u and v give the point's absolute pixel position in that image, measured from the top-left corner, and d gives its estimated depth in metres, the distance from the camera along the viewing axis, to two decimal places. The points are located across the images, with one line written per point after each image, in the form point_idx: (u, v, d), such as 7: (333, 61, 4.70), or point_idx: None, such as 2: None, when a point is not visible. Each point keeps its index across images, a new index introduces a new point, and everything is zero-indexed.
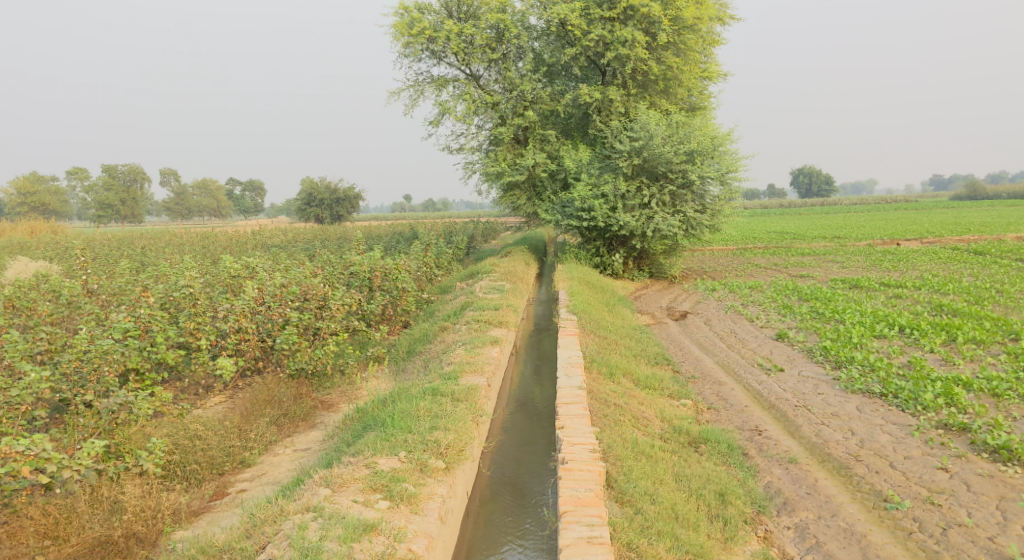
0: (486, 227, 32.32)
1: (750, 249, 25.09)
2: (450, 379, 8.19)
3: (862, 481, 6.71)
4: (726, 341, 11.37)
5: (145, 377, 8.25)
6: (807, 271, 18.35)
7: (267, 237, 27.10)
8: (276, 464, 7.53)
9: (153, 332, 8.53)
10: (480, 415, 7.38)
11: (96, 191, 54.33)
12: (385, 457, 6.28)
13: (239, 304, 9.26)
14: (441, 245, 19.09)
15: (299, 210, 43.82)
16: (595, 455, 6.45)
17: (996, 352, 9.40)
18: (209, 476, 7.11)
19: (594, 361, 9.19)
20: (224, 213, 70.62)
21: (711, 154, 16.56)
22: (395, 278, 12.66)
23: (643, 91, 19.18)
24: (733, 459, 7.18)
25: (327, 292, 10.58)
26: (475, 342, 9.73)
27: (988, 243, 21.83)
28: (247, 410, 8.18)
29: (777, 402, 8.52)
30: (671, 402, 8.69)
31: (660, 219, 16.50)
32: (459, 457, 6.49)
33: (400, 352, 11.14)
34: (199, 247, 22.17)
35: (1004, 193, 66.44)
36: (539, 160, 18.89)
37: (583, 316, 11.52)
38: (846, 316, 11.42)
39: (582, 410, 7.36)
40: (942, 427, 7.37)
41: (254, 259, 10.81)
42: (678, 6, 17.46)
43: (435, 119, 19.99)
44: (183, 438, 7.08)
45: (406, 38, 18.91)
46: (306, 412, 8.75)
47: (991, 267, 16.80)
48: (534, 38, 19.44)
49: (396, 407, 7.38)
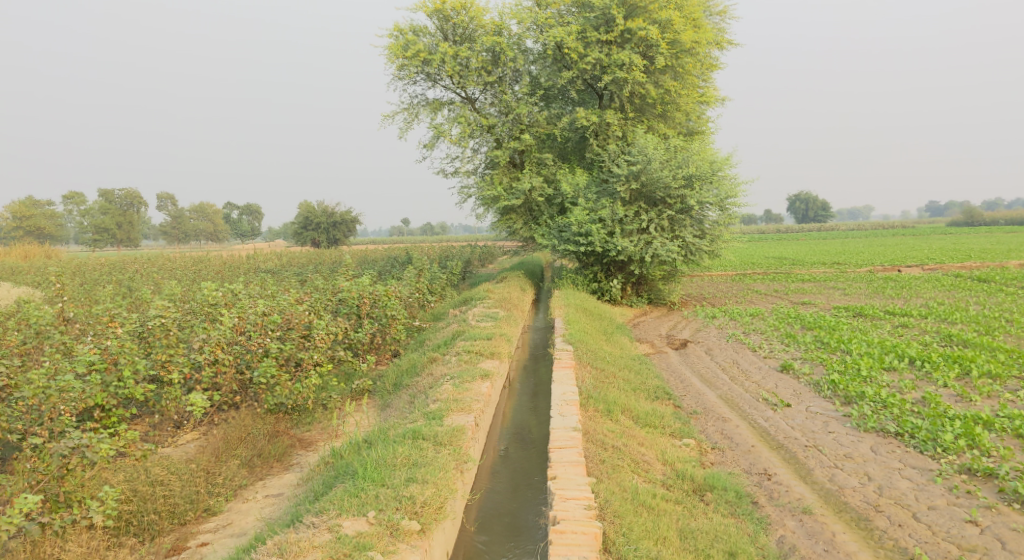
0: (483, 252, 32.00)
1: (750, 275, 24.60)
2: (434, 420, 7.66)
3: (884, 536, 6.15)
4: (729, 373, 10.83)
5: (110, 414, 7.79)
6: (809, 298, 17.85)
7: (262, 261, 26.55)
8: (243, 513, 7.17)
9: (120, 366, 7.93)
10: (464, 462, 6.85)
11: (92, 214, 53.75)
12: (351, 519, 5.75)
13: (215, 334, 8.71)
14: (435, 270, 18.62)
15: (296, 234, 43.45)
16: (591, 513, 5.90)
17: (1014, 388, 8.85)
18: (169, 526, 6.77)
19: (591, 397, 8.64)
20: (221, 237, 70.34)
21: (710, 179, 16.14)
22: (385, 305, 12.13)
23: (641, 116, 18.84)
24: (741, 510, 6.63)
25: (311, 320, 10.03)
26: (464, 376, 9.17)
27: (992, 270, 21.38)
28: (216, 451, 7.77)
29: (786, 441, 7.98)
30: (672, 441, 8.15)
31: (659, 244, 16.09)
32: (437, 516, 5.94)
33: (387, 384, 10.57)
34: (191, 272, 21.65)
35: (1003, 219, 66.38)
36: (536, 184, 18.44)
37: (579, 346, 10.99)
38: (853, 347, 10.90)
39: (577, 456, 6.82)
40: (965, 472, 6.82)
41: (235, 286, 10.25)
42: (676, 29, 17.25)
43: (431, 142, 19.62)
44: (142, 484, 6.66)
45: (401, 60, 18.62)
46: (281, 452, 8.30)
47: (997, 295, 16.34)
48: (531, 62, 19.19)
49: (373, 453, 6.82)
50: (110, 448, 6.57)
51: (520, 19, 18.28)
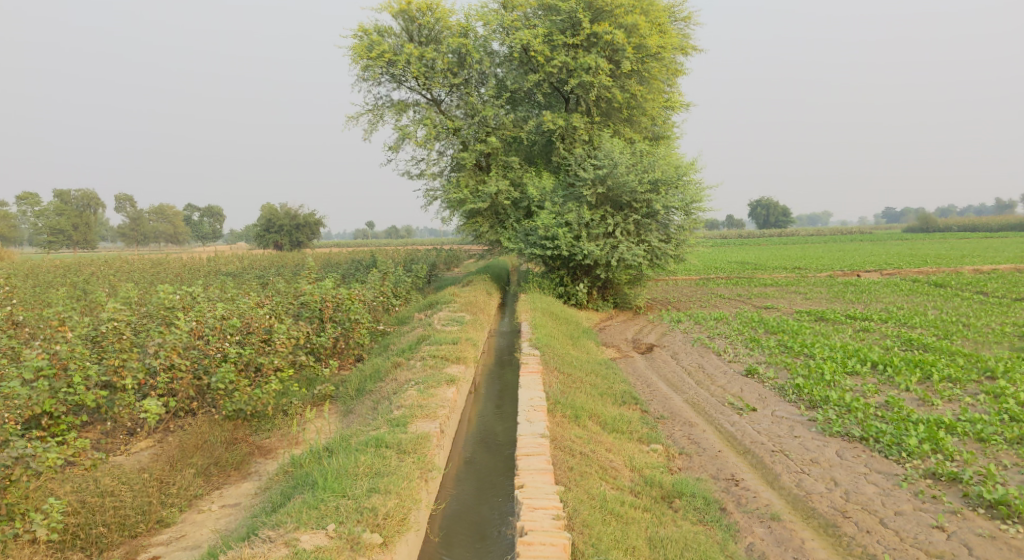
0: (448, 255, 31.77)
1: (714, 279, 24.79)
2: (397, 427, 7.43)
3: (853, 543, 6.15)
4: (695, 377, 10.82)
5: (58, 421, 7.41)
6: (772, 302, 18.01)
7: (223, 264, 25.91)
8: (198, 524, 6.87)
9: (71, 372, 7.57)
10: (429, 471, 6.65)
11: (45, 216, 51.91)
12: (309, 533, 5.51)
13: (171, 338, 8.36)
14: (400, 273, 18.33)
15: (259, 237, 42.53)
16: (559, 523, 5.75)
17: (974, 392, 8.97)
18: (118, 539, 6.44)
19: (558, 403, 8.49)
20: (181, 239, 68.66)
21: (675, 184, 16.19)
22: (348, 309, 11.83)
23: (607, 120, 18.85)
24: (709, 517, 6.57)
25: (272, 324, 9.71)
26: (429, 381, 8.95)
27: (948, 276, 21.92)
28: (171, 460, 7.44)
29: (753, 446, 7.94)
30: (640, 446, 8.06)
31: (625, 248, 16.09)
32: (400, 528, 5.75)
33: (350, 390, 10.29)
34: (149, 274, 20.98)
35: (955, 226, 68.46)
36: (502, 187, 18.31)
37: (546, 351, 10.84)
38: (816, 351, 10.98)
39: (544, 463, 6.67)
40: (930, 477, 6.85)
41: (192, 289, 9.86)
42: (642, 34, 17.29)
43: (396, 144, 19.34)
44: (90, 496, 6.43)
45: (366, 60, 18.29)
46: (239, 460, 7.98)
47: (953, 300, 16.67)
48: (497, 64, 19.04)
49: (334, 462, 6.58)
50: (57, 457, 6.38)
51: (486, 21, 18.13)
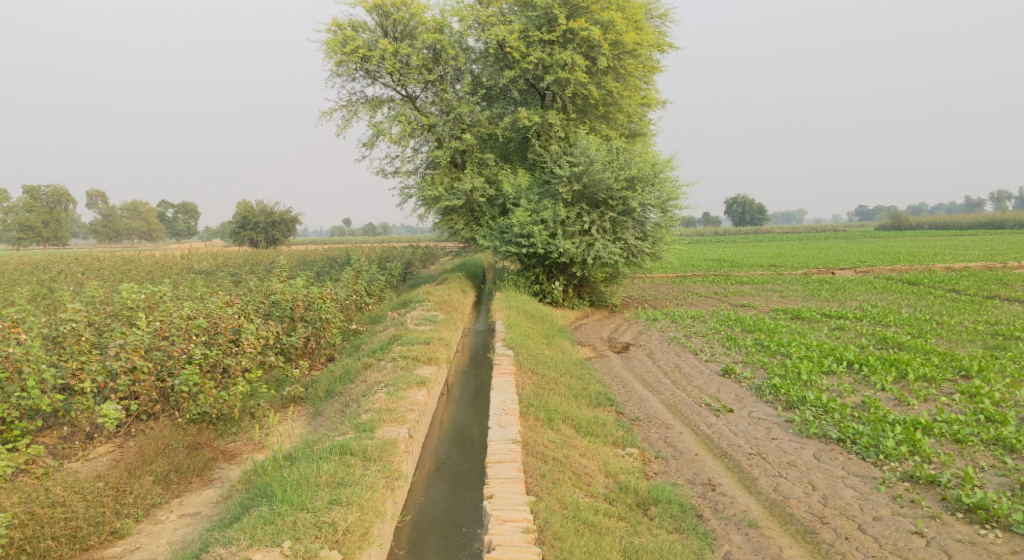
0: (425, 254, 31.42)
1: (691, 277, 24.73)
2: (364, 433, 7.14)
3: (830, 550, 6.01)
4: (671, 377, 10.65)
5: (11, 428, 7.01)
6: (748, 300, 17.94)
7: (196, 262, 25.24)
8: (155, 535, 6.54)
9: (24, 375, 7.15)
10: (396, 479, 6.37)
11: (13, 212, 50.30)
12: (264, 550, 5.22)
13: (132, 338, 7.94)
14: (373, 271, 17.95)
15: (233, 234, 41.66)
16: (529, 537, 5.53)
17: (950, 392, 8.90)
18: (68, 552, 6.09)
19: (531, 406, 8.26)
20: (154, 237, 67.31)
21: (652, 181, 16.04)
22: (319, 308, 11.46)
23: (583, 117, 18.66)
24: (686, 525, 6.39)
25: (239, 324, 9.34)
26: (399, 384, 8.66)
27: (920, 274, 22.08)
28: (129, 467, 7.07)
29: (730, 449, 7.78)
30: (615, 450, 7.85)
31: (601, 246, 15.92)
32: (362, 543, 5.50)
33: (319, 391, 9.94)
34: (117, 273, 20.27)
35: (926, 225, 69.54)
36: (477, 184, 18.02)
37: (520, 351, 10.60)
38: (792, 350, 10.88)
39: (516, 471, 6.44)
40: (908, 480, 6.73)
41: (157, 288, 9.43)
42: (619, 30, 17.12)
43: (370, 141, 18.97)
44: (40, 507, 6.05)
45: (340, 56, 17.86)
46: (201, 466, 7.62)
47: (926, 298, 16.73)
48: (473, 61, 18.76)
49: (297, 470, 6.27)
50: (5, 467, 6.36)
51: (461, 17, 17.84)
